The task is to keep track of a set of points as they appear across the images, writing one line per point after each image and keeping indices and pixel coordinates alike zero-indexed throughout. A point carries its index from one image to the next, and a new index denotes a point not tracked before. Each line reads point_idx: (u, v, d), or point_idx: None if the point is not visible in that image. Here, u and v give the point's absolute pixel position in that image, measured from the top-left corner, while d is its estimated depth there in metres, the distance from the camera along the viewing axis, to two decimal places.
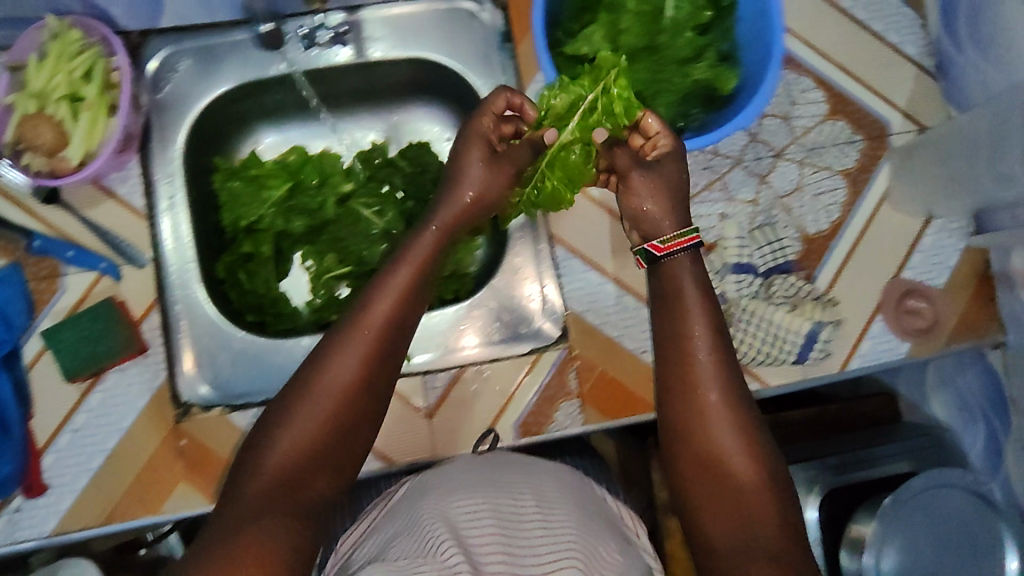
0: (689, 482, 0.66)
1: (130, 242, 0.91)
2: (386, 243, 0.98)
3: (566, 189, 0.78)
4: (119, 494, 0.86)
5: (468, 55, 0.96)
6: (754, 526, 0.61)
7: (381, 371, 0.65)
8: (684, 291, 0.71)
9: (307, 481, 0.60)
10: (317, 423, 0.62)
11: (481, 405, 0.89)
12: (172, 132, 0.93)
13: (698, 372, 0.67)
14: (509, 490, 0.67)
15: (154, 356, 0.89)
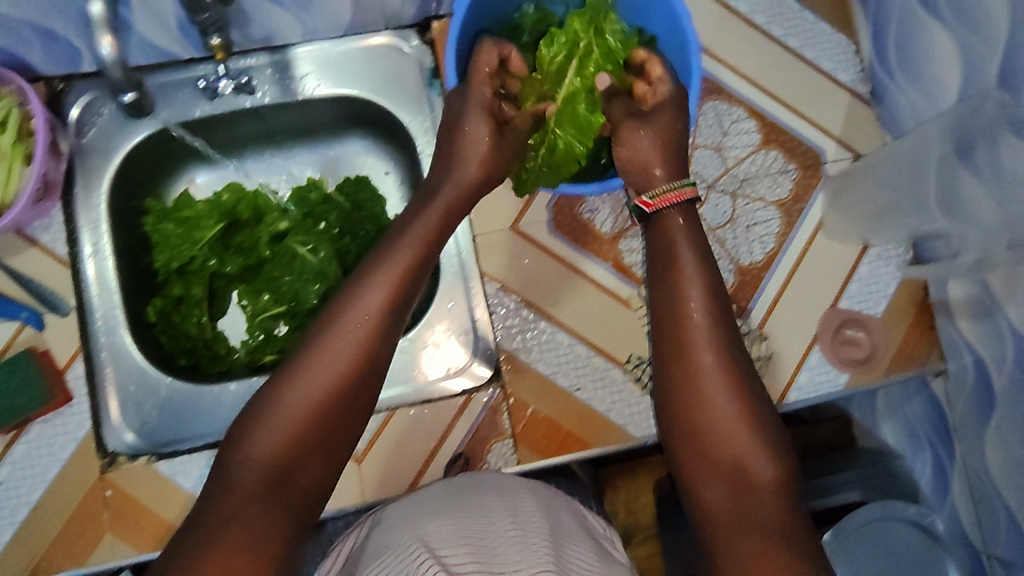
0: (692, 455, 0.62)
1: (57, 290, 0.80)
2: (320, 284, 0.88)
3: (579, 142, 0.74)
4: (45, 546, 0.76)
5: (406, 86, 0.88)
6: (758, 499, 0.57)
7: (364, 350, 0.59)
8: (677, 260, 0.67)
9: (293, 478, 0.54)
10: (304, 416, 0.55)
11: (411, 445, 0.81)
12: (96, 178, 0.82)
13: (695, 340, 0.63)
14: (482, 513, 0.61)
15: (80, 405, 0.78)
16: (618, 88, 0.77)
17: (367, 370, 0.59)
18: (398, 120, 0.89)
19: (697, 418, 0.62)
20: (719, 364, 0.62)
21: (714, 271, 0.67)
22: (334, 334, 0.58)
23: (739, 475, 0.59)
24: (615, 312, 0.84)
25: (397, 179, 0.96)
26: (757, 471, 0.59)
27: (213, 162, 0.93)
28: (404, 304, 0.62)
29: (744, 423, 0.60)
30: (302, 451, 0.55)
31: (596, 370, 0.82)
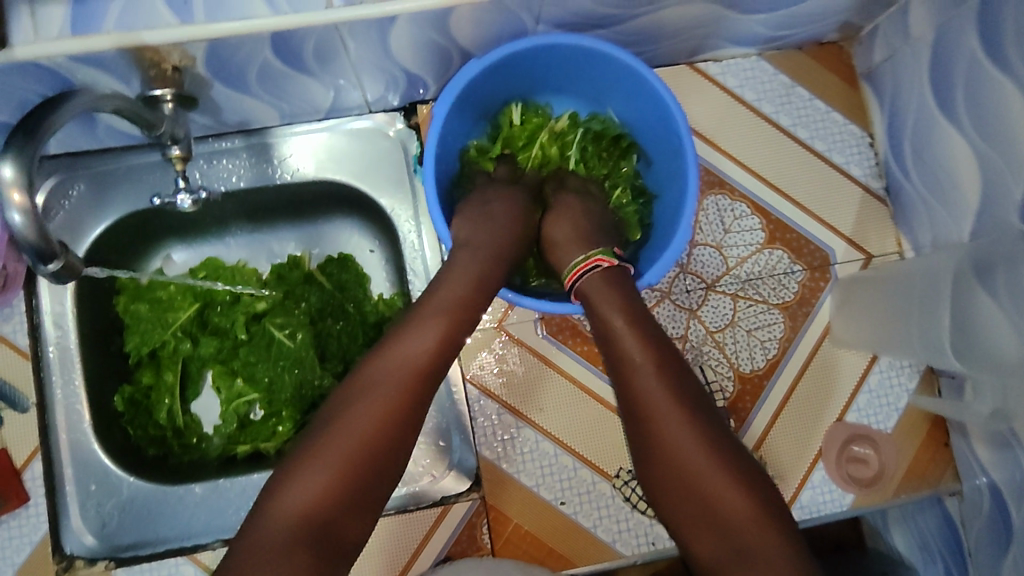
0: (673, 508, 0.60)
1: (14, 384, 0.75)
2: (296, 371, 0.84)
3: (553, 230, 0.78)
4: None
5: (387, 173, 0.84)
6: (741, 538, 0.56)
7: (403, 401, 0.58)
8: (609, 312, 0.65)
9: (333, 527, 0.54)
10: (340, 467, 0.55)
11: (386, 558, 0.75)
12: None
13: (644, 392, 0.61)
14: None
15: (36, 507, 0.73)
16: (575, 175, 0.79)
17: (407, 418, 0.58)
18: (382, 207, 0.85)
19: (665, 468, 0.60)
20: (673, 409, 0.60)
21: (640, 304, 0.66)
22: (371, 385, 0.58)
23: (716, 518, 0.57)
24: (605, 419, 0.79)
25: (383, 258, 0.90)
26: (735, 509, 0.57)
27: (192, 242, 0.89)
28: (445, 357, 0.62)
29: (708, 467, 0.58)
30: (340, 504, 0.54)
31: (582, 482, 0.77)
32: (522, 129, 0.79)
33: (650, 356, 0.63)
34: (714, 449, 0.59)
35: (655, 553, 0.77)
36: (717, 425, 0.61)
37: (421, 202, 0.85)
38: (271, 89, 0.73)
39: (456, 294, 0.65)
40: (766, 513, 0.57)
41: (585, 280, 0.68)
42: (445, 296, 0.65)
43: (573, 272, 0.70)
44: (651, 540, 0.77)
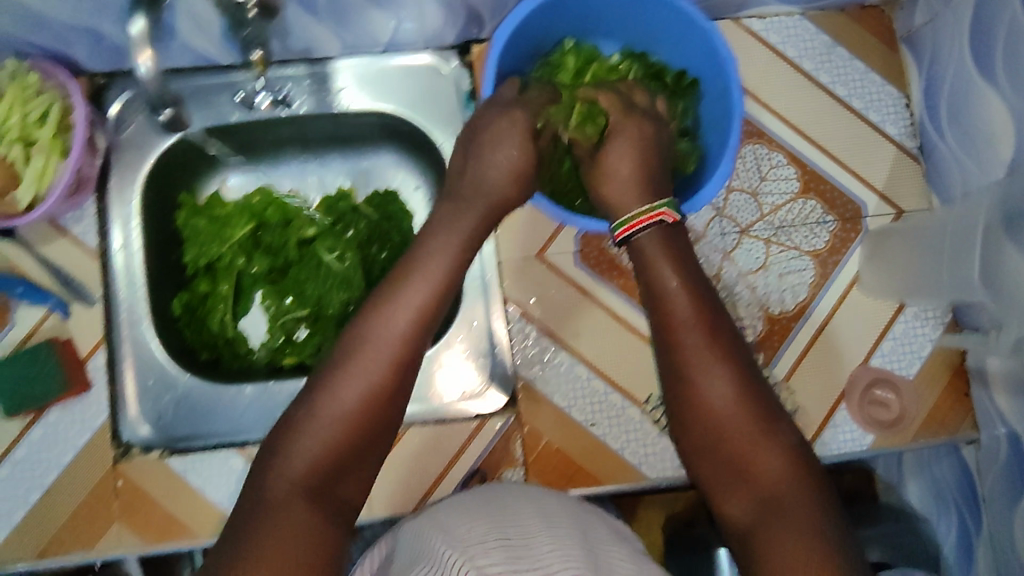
0: (701, 454, 0.63)
1: (81, 279, 0.77)
2: (344, 292, 0.87)
3: None
4: (55, 529, 0.74)
5: (441, 108, 0.87)
6: (766, 486, 0.59)
7: (399, 367, 0.59)
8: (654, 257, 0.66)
9: (333, 486, 0.56)
10: (336, 433, 0.56)
11: (422, 465, 0.79)
12: (132, 172, 0.80)
13: (686, 346, 0.63)
14: (514, 517, 0.60)
15: (98, 395, 0.76)
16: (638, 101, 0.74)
17: (395, 380, 0.59)
18: (432, 139, 0.88)
19: (698, 413, 0.63)
20: (714, 362, 0.62)
21: (693, 264, 0.66)
22: (361, 351, 0.59)
23: (752, 477, 0.60)
24: (637, 348, 0.81)
25: (427, 195, 0.95)
26: (773, 471, 0.59)
27: (247, 165, 0.92)
28: (429, 322, 0.62)
29: (740, 417, 0.61)
30: (337, 466, 0.56)
31: (612, 406, 0.81)
32: (573, 63, 0.78)
33: (694, 318, 0.64)
34: (755, 411, 0.61)
35: (677, 477, 0.81)
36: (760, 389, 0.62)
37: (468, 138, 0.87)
38: (338, 16, 0.77)
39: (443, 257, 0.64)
40: (802, 474, 0.59)
41: (644, 235, 0.67)
42: (440, 256, 0.64)
43: (629, 224, 0.67)
44: (674, 465, 0.80)
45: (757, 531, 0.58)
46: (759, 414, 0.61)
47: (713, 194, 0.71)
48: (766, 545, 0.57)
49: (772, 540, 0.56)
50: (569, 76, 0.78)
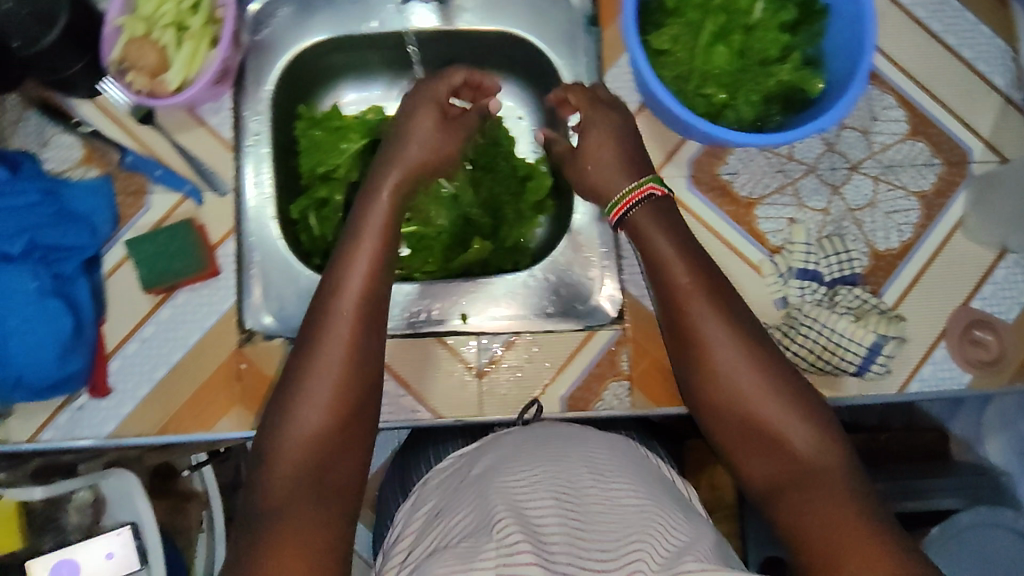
0: (724, 430, 0.64)
1: (214, 169, 0.79)
2: (455, 210, 0.90)
3: (719, 90, 0.76)
4: (178, 405, 0.76)
5: (557, 36, 0.85)
6: (796, 456, 0.60)
7: (360, 328, 0.60)
8: (665, 250, 0.67)
9: (329, 473, 0.57)
10: (325, 415, 0.57)
11: (531, 372, 0.81)
12: (267, 73, 0.83)
13: (696, 325, 0.64)
14: (564, 468, 0.62)
15: (226, 281, 0.78)
16: (759, 30, 0.75)
17: (364, 351, 0.60)
18: (552, 64, 0.86)
19: (710, 392, 0.64)
20: (724, 342, 0.63)
21: (690, 240, 0.68)
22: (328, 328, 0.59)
23: (774, 443, 0.61)
24: (746, 273, 0.83)
25: (531, 125, 0.96)
26: (793, 435, 0.60)
27: (361, 80, 0.93)
28: (382, 290, 0.63)
29: (755, 387, 0.62)
30: (328, 447, 0.57)
31: None
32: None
33: (701, 302, 0.64)
34: (766, 366, 0.62)
35: None
36: (773, 357, 0.63)
37: (577, 67, 0.85)
38: None
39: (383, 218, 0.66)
40: (826, 433, 0.60)
41: (633, 214, 0.70)
42: (371, 230, 0.65)
43: (618, 206, 0.71)
44: None
45: (784, 497, 0.58)
46: (770, 372, 0.62)
47: (834, 120, 0.70)
48: (794, 508, 0.57)
49: (801, 505, 0.57)
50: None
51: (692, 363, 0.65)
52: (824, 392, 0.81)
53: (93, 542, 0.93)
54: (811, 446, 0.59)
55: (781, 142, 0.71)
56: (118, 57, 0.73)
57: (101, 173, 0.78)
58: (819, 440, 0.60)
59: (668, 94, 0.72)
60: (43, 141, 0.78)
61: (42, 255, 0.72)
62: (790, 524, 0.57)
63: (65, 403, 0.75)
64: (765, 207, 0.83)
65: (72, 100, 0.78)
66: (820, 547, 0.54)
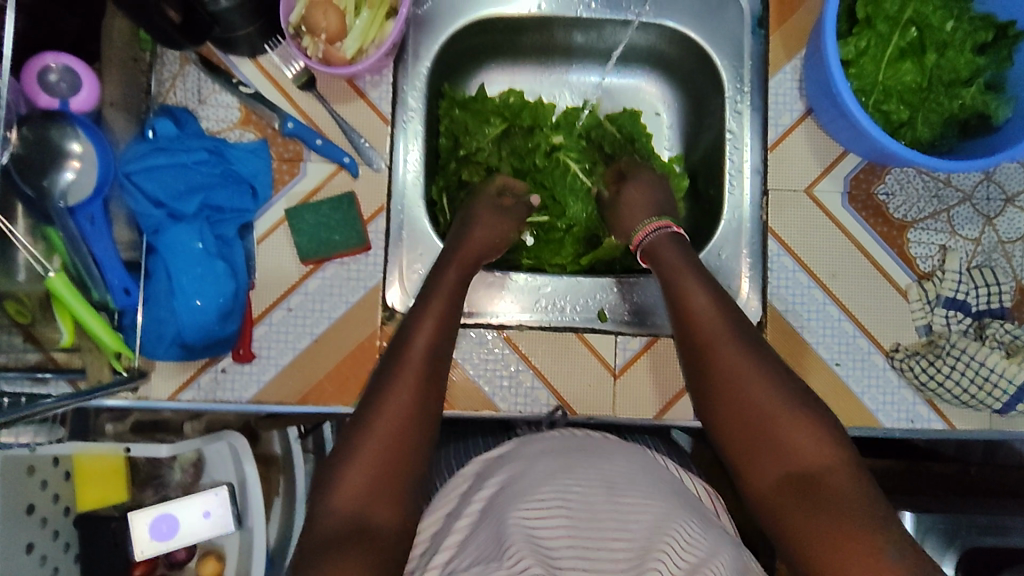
0: (732, 437, 0.67)
1: (371, 142, 0.79)
2: (594, 205, 0.89)
3: (900, 109, 0.75)
4: (319, 375, 0.76)
5: (722, 37, 0.83)
6: (801, 459, 0.63)
7: (434, 369, 0.67)
8: (683, 275, 0.74)
9: (370, 519, 0.60)
10: (384, 439, 0.63)
11: (665, 378, 0.80)
12: (425, 49, 0.82)
13: (711, 338, 0.70)
14: (577, 477, 0.64)
15: (376, 257, 0.77)
16: (949, 49, 0.74)
17: (424, 391, 0.66)
18: (710, 64, 0.85)
19: (721, 400, 0.68)
20: (734, 349, 0.69)
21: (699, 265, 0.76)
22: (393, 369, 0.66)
23: (780, 448, 0.64)
24: (891, 297, 0.82)
25: (670, 121, 0.94)
26: (803, 452, 0.63)
27: (509, 65, 0.93)
28: (447, 329, 0.70)
29: (764, 395, 0.66)
30: (386, 466, 0.62)
31: (858, 350, 0.81)
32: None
33: (715, 322, 0.70)
34: (770, 374, 0.67)
35: (911, 429, 0.81)
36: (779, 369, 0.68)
37: (737, 70, 0.83)
38: None
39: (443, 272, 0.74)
40: (837, 444, 0.63)
41: (653, 237, 0.79)
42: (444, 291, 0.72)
43: (639, 233, 0.81)
44: (910, 418, 0.81)
45: (788, 507, 0.62)
46: (775, 381, 0.67)
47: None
48: (801, 520, 0.60)
49: (807, 515, 0.60)
50: (893, 6, 0.73)
51: (702, 382, 0.69)
52: (956, 422, 0.80)
53: (193, 500, 0.93)
54: (815, 449, 0.63)
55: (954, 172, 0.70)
56: (295, 21, 0.72)
57: (258, 137, 0.77)
58: (822, 449, 0.63)
59: (861, 110, 0.71)
60: (200, 99, 0.76)
61: (208, 215, 0.72)
62: (800, 535, 0.60)
63: (206, 365, 0.74)
64: (916, 232, 0.82)
65: (233, 58, 0.77)
66: (826, 556, 0.57)
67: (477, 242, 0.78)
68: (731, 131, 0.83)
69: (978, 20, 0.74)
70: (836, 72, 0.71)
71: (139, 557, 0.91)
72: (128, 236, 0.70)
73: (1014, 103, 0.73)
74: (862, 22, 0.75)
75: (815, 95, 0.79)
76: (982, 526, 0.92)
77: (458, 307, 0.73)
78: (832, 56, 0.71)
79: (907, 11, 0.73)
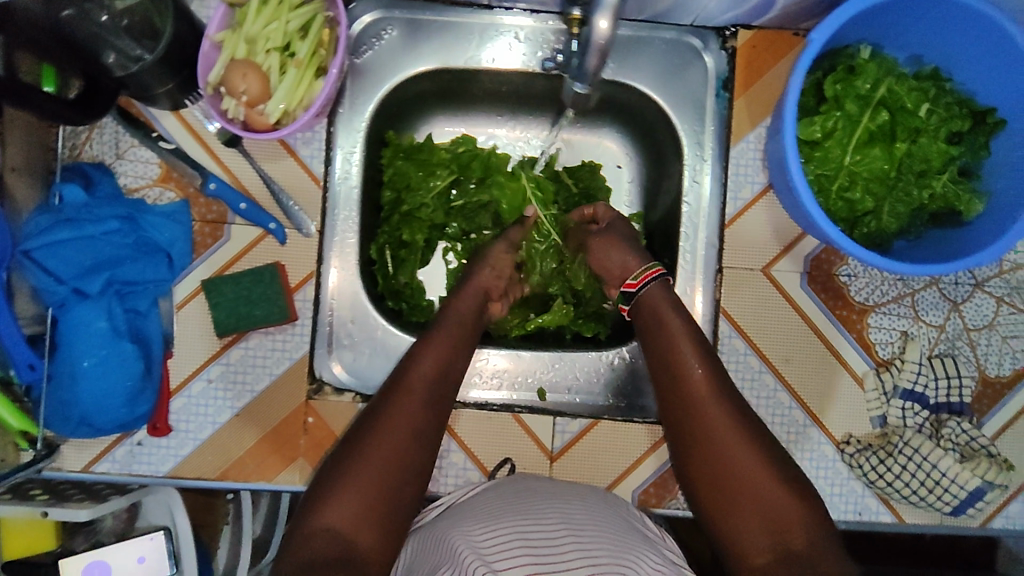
0: (710, 499, 0.65)
1: (301, 204, 0.74)
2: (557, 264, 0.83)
3: (866, 197, 0.69)
4: (239, 452, 0.72)
5: (683, 99, 0.78)
6: (787, 529, 0.61)
7: (440, 400, 0.66)
8: (669, 320, 0.71)
9: (354, 545, 0.57)
10: (378, 473, 0.60)
11: (605, 462, 0.77)
12: (363, 103, 0.76)
13: (696, 391, 0.67)
14: (535, 516, 0.62)
15: (302, 328, 0.73)
16: (921, 137, 0.69)
17: (424, 422, 0.64)
18: (671, 126, 0.79)
19: (707, 459, 0.65)
20: (717, 404, 0.66)
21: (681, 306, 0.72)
22: (394, 394, 0.64)
23: (763, 515, 0.62)
24: (845, 387, 0.78)
25: (631, 177, 0.89)
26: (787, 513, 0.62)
27: (462, 113, 0.87)
28: (455, 358, 0.69)
29: (746, 457, 0.64)
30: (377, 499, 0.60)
31: (808, 440, 0.77)
32: (872, 71, 0.68)
33: (709, 382, 0.67)
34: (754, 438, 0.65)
35: (858, 522, 0.78)
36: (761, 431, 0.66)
37: (698, 136, 0.78)
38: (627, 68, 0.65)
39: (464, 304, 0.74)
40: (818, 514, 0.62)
41: (647, 291, 0.73)
42: (449, 321, 0.71)
43: (637, 279, 0.74)
44: (858, 510, 0.78)
45: None
46: (761, 447, 0.65)
47: (998, 257, 0.63)
48: None
49: None
50: (865, 85, 0.68)
51: (691, 449, 0.66)
52: (906, 517, 0.77)
53: (126, 545, 0.89)
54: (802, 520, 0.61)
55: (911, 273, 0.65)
56: (215, 80, 0.67)
57: (179, 197, 0.72)
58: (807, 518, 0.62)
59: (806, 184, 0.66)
60: (117, 153, 0.71)
61: (118, 289, 0.69)
62: None
63: (121, 436, 0.71)
64: (877, 318, 0.77)
65: (153, 110, 0.72)
66: None
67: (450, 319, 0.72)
68: (688, 202, 0.79)
69: (954, 107, 0.69)
70: (790, 151, 0.65)
71: None
72: (33, 310, 0.66)
73: (987, 198, 0.68)
74: (830, 99, 0.69)
75: (775, 171, 0.74)
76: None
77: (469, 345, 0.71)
78: (791, 143, 0.65)
79: (880, 89, 0.68)
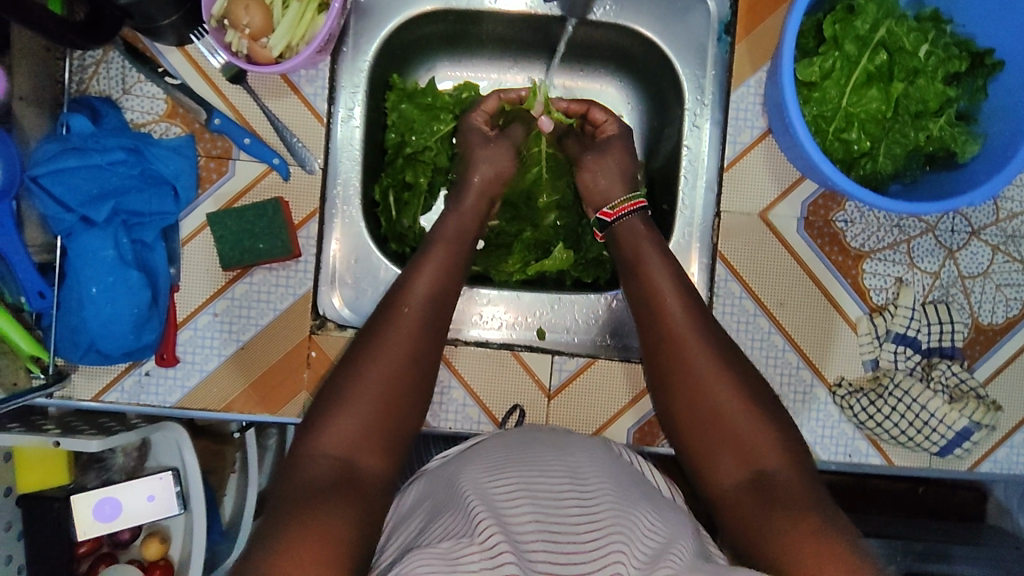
0: (687, 430, 0.67)
1: (305, 143, 0.74)
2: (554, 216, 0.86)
3: (862, 139, 0.70)
4: (244, 385, 0.74)
5: (684, 43, 0.79)
6: (760, 457, 0.63)
7: (437, 316, 0.67)
8: (647, 256, 0.73)
9: (356, 464, 0.60)
10: (374, 392, 0.62)
11: (602, 400, 0.79)
12: (366, 42, 0.77)
13: (679, 333, 0.68)
14: (542, 468, 0.61)
15: (306, 265, 0.74)
16: (919, 79, 0.69)
17: (420, 347, 0.65)
18: (672, 70, 0.80)
19: (689, 392, 0.67)
20: (706, 353, 0.67)
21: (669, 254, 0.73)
22: (390, 315, 0.66)
23: (739, 445, 0.64)
24: (838, 331, 0.79)
25: (633, 126, 0.90)
26: (777, 473, 0.63)
27: (466, 59, 0.88)
28: (450, 279, 0.70)
29: (726, 394, 0.66)
30: (379, 418, 0.62)
31: (801, 382, 0.79)
32: (872, 11, 0.68)
33: (690, 321, 0.69)
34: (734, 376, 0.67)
35: (848, 464, 0.80)
36: (738, 367, 0.68)
37: (697, 80, 0.79)
38: None
39: (456, 224, 0.74)
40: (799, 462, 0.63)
41: (624, 221, 0.76)
42: (448, 236, 0.73)
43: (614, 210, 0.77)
44: (849, 452, 0.79)
45: (747, 507, 0.61)
46: (740, 386, 0.66)
47: (991, 195, 0.64)
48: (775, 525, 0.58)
49: (767, 510, 0.59)
50: (864, 25, 0.68)
51: (670, 388, 0.68)
52: (895, 461, 0.79)
53: (136, 483, 0.90)
54: (779, 456, 0.63)
55: (905, 213, 0.66)
56: (218, 13, 0.67)
57: (185, 132, 0.73)
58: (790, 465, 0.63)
59: (803, 124, 0.66)
60: (124, 88, 0.72)
61: (124, 219, 0.70)
62: (762, 539, 0.58)
63: (130, 366, 0.73)
64: (872, 264, 0.78)
65: (159, 46, 0.73)
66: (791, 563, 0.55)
67: (442, 248, 0.72)
68: (688, 146, 0.80)
69: (954, 48, 0.69)
70: (789, 91, 0.66)
71: (82, 537, 0.90)
72: (42, 238, 0.68)
73: (983, 140, 0.69)
74: (830, 39, 0.69)
75: (774, 116, 0.74)
76: (920, 553, 0.89)
77: (464, 267, 0.72)
78: (788, 81, 0.65)
79: (879, 30, 0.68)
